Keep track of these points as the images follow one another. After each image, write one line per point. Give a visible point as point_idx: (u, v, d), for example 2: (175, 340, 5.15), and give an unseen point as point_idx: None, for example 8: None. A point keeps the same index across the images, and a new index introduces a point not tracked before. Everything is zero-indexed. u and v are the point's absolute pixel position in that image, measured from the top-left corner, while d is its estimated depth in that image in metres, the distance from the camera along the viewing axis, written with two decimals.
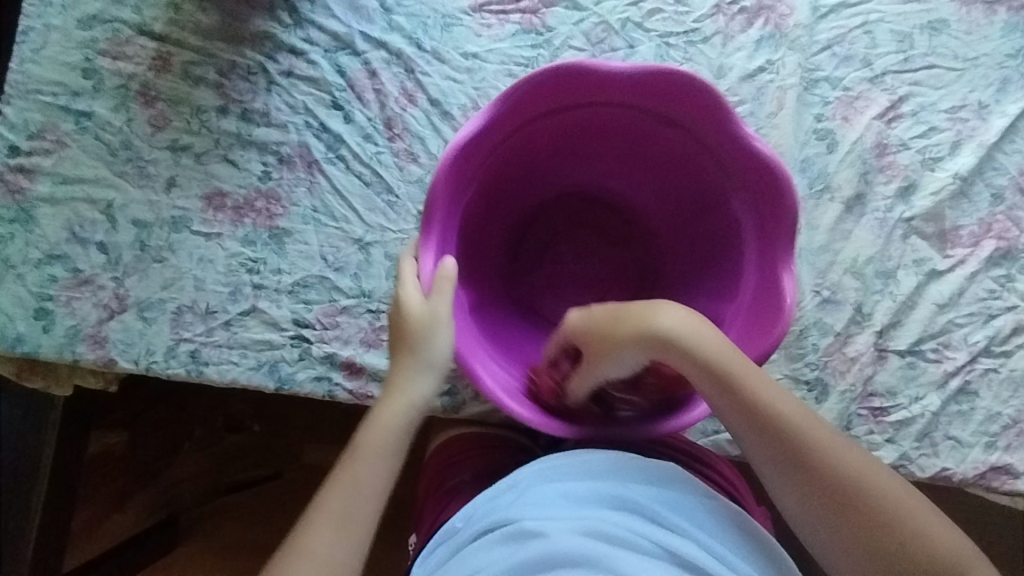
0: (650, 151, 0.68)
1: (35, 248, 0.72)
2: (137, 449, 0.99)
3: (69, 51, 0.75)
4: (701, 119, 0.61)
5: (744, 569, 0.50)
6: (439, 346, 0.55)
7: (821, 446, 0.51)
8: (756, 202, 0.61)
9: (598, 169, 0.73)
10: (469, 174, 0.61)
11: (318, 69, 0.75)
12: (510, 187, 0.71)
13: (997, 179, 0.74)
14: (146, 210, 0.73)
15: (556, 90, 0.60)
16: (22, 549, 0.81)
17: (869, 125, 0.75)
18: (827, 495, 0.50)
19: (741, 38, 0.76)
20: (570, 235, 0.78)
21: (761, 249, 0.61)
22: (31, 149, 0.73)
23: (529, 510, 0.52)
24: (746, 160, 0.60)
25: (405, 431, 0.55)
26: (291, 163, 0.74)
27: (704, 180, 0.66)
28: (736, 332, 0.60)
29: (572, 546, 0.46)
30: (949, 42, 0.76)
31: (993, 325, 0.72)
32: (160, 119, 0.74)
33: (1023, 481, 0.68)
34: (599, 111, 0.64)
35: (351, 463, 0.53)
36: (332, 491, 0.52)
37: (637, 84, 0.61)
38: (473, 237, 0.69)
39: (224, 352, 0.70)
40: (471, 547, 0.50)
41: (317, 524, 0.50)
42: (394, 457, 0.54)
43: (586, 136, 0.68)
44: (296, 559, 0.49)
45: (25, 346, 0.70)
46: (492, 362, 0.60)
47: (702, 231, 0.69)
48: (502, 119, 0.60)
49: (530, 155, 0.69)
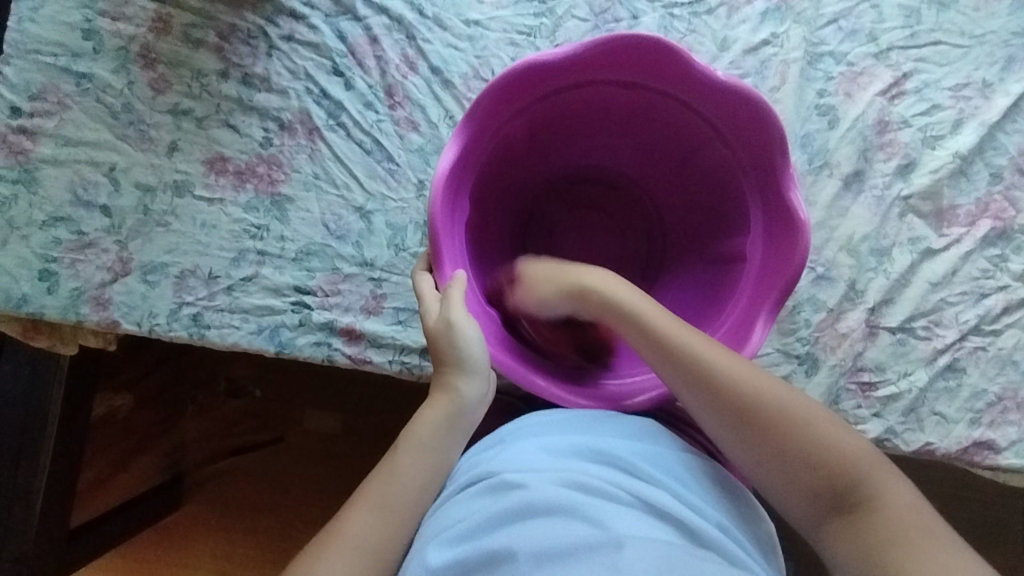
0: (649, 128, 0.69)
1: (38, 209, 0.72)
2: (137, 412, 1.01)
3: (69, 11, 0.74)
4: (703, 94, 0.61)
5: (718, 519, 0.51)
6: (466, 343, 0.57)
7: (814, 429, 0.50)
8: (759, 162, 0.61)
9: (589, 148, 0.74)
10: (478, 149, 0.61)
11: (318, 33, 0.75)
12: (511, 170, 0.72)
13: (996, 159, 0.74)
14: (149, 174, 0.73)
15: (540, 75, 0.61)
16: (32, 502, 0.84)
17: (871, 101, 0.74)
18: (760, 425, 0.51)
19: (746, 11, 0.75)
20: (574, 216, 0.79)
21: (768, 217, 0.61)
22: (32, 111, 0.73)
23: (510, 461, 0.53)
24: (737, 113, 0.60)
25: (448, 430, 0.56)
26: (292, 130, 0.74)
27: (701, 142, 0.66)
28: (744, 306, 0.61)
29: (551, 493, 0.48)
30: (956, 18, 0.76)
31: (984, 304, 0.73)
32: (161, 82, 0.74)
33: (1004, 456, 0.70)
34: (586, 91, 0.65)
35: (394, 456, 0.55)
36: (375, 482, 0.54)
37: (637, 62, 0.61)
38: (481, 220, 0.70)
39: (226, 317, 0.71)
40: (450, 502, 0.52)
41: (356, 513, 0.52)
42: (435, 457, 0.55)
43: (575, 117, 0.69)
44: (333, 541, 0.51)
45: (30, 306, 0.71)
46: (494, 330, 0.62)
47: (705, 205, 0.70)
48: (506, 99, 0.60)
49: (530, 135, 0.69)
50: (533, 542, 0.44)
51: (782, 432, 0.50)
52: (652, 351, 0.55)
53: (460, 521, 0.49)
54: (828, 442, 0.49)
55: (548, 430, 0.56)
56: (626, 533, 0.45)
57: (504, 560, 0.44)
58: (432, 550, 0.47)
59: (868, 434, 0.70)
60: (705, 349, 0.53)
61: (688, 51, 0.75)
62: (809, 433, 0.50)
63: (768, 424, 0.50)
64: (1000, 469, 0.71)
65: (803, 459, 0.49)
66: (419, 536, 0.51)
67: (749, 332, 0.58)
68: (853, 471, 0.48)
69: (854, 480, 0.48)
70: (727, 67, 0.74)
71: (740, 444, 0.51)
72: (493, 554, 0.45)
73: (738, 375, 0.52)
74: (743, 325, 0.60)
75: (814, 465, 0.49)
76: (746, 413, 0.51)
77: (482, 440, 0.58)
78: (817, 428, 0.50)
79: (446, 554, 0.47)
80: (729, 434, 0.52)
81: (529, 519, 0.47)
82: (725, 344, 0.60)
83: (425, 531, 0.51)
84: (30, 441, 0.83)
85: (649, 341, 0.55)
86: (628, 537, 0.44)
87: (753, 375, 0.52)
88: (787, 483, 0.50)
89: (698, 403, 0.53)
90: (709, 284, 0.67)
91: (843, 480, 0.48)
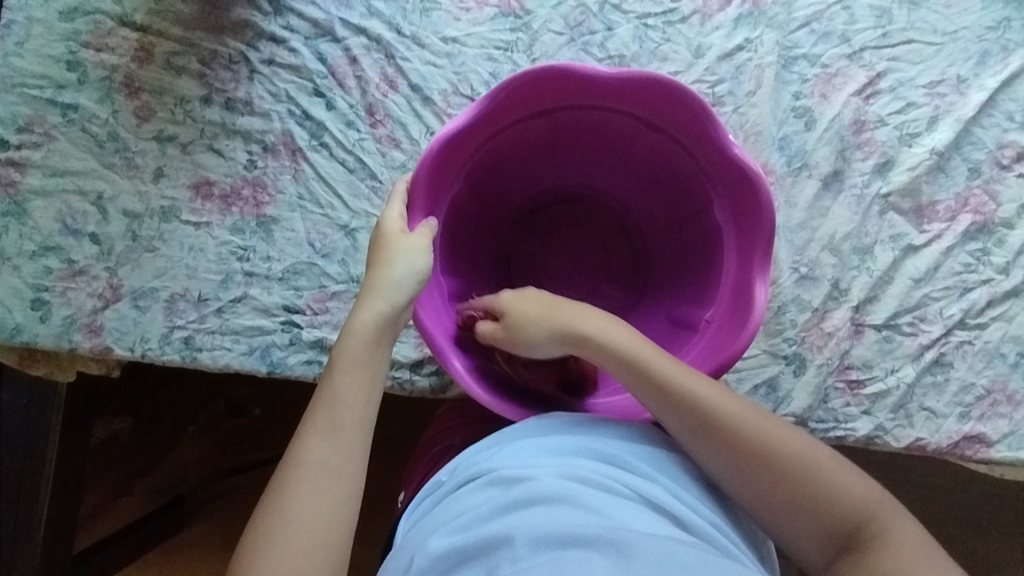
0: (618, 145, 0.69)
1: (29, 240, 0.73)
2: (140, 434, 1.02)
3: (52, 44, 0.76)
4: (666, 109, 0.62)
5: (708, 514, 0.51)
6: (415, 256, 0.57)
7: (819, 468, 0.51)
8: (720, 166, 0.62)
9: (551, 170, 0.75)
10: (449, 174, 0.63)
11: (299, 56, 0.76)
12: (487, 197, 0.73)
13: (974, 154, 0.75)
14: (136, 201, 0.74)
15: (492, 111, 0.62)
16: (35, 529, 0.84)
17: (847, 102, 0.75)
18: (756, 466, 0.51)
19: (719, 17, 0.76)
20: (557, 237, 0.79)
21: (740, 218, 0.62)
22: (20, 143, 0.74)
23: (509, 459, 0.53)
24: (683, 114, 0.61)
25: (378, 337, 0.55)
26: (276, 151, 0.75)
27: (662, 150, 0.67)
28: (729, 300, 0.62)
29: (552, 487, 0.48)
30: (928, 16, 0.76)
31: (968, 298, 0.73)
32: (145, 110, 0.75)
33: (995, 449, 0.70)
34: (539, 117, 0.66)
35: (332, 374, 0.54)
36: (319, 406, 0.53)
37: (599, 85, 0.62)
38: (462, 243, 0.71)
39: (217, 338, 0.72)
40: (452, 496, 0.53)
41: (308, 439, 0.51)
42: (373, 370, 0.55)
43: (532, 142, 0.69)
44: (294, 473, 0.50)
45: (23, 336, 0.71)
46: (469, 347, 0.64)
47: (683, 218, 0.71)
48: (473, 128, 0.62)
49: (502, 162, 0.70)
50: (533, 530, 0.45)
51: (786, 475, 0.51)
52: (657, 400, 0.55)
53: (463, 513, 0.49)
54: (829, 485, 0.50)
55: (547, 429, 0.56)
56: (626, 525, 0.45)
57: (504, 546, 0.44)
58: (434, 538, 0.47)
59: (858, 432, 0.71)
60: (707, 395, 0.54)
61: (664, 59, 0.76)
62: (814, 476, 0.51)
63: (767, 463, 0.51)
64: (991, 462, 0.71)
65: (811, 498, 0.50)
66: (419, 529, 0.51)
67: (733, 337, 0.59)
68: (859, 512, 0.50)
69: (856, 520, 0.49)
70: (702, 73, 0.75)
71: (745, 485, 0.52)
72: (494, 541, 0.45)
73: (735, 418, 0.53)
74: (732, 320, 0.61)
75: (822, 508, 0.50)
76: (754, 456, 0.52)
77: (478, 441, 0.58)
78: (814, 468, 0.51)
79: (447, 541, 0.47)
80: (734, 475, 0.52)
81: (532, 508, 0.47)
82: (712, 348, 0.61)
83: (426, 524, 0.51)
84: (33, 465, 0.83)
85: (646, 387, 0.55)
86: (625, 527, 0.45)
87: (752, 418, 0.53)
88: (796, 523, 0.51)
89: (701, 447, 0.53)
90: (696, 287, 0.68)
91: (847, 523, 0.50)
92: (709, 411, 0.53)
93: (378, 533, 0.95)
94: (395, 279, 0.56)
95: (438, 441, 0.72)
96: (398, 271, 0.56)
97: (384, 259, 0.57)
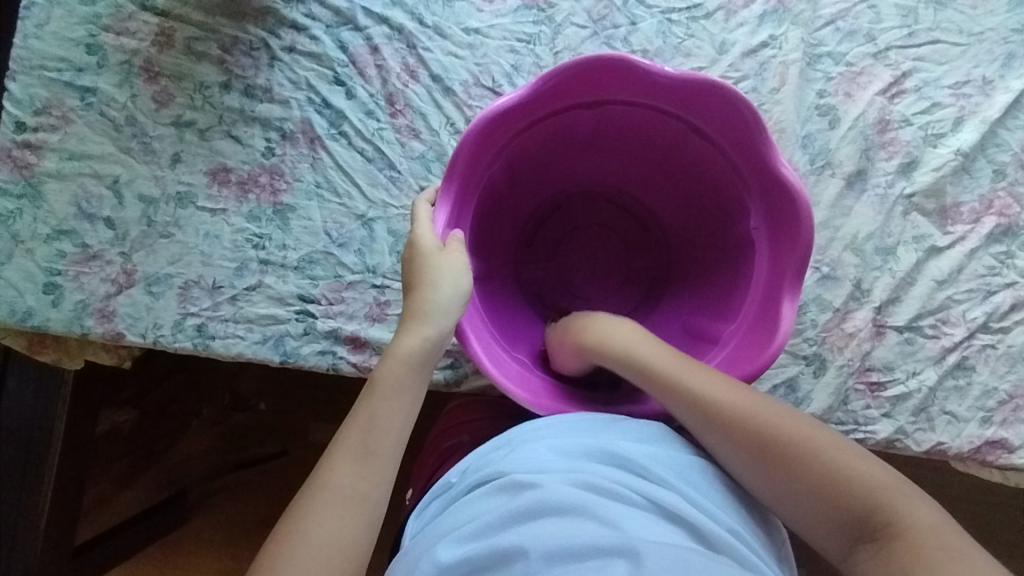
0: (614, 137, 0.69)
1: (43, 223, 0.72)
2: (146, 426, 0.99)
3: (72, 27, 0.75)
4: (661, 91, 0.61)
5: (732, 523, 0.49)
6: (456, 283, 0.56)
7: (822, 456, 0.49)
8: (739, 147, 0.61)
9: (572, 166, 0.74)
10: (469, 197, 0.62)
11: (320, 44, 0.75)
12: (500, 217, 0.72)
13: (999, 156, 0.74)
14: (152, 185, 0.73)
15: (495, 129, 0.60)
16: (37, 519, 0.83)
17: (872, 100, 0.74)
18: (765, 455, 0.50)
19: (744, 13, 0.75)
20: (571, 240, 0.78)
21: (760, 184, 0.61)
22: (37, 126, 0.74)
23: (520, 462, 0.52)
24: (684, 94, 0.61)
25: (420, 366, 0.55)
26: (294, 139, 0.74)
27: (664, 134, 0.66)
28: (768, 266, 0.61)
29: (564, 494, 0.47)
30: (954, 16, 0.76)
31: (992, 301, 0.72)
32: (164, 95, 0.75)
33: (1017, 455, 0.69)
34: (575, 111, 0.64)
35: (369, 400, 0.53)
36: (352, 428, 0.51)
37: (593, 81, 0.61)
38: (487, 261, 0.70)
39: (230, 327, 0.71)
40: (461, 501, 0.51)
41: (338, 459, 0.50)
42: (409, 396, 0.53)
43: (565, 136, 0.68)
44: (318, 495, 0.48)
45: (35, 320, 0.71)
46: (500, 350, 0.62)
47: (696, 194, 0.70)
48: (479, 154, 0.60)
49: (508, 178, 0.69)
50: (546, 542, 0.44)
51: (796, 465, 0.49)
52: (663, 395, 0.56)
53: (472, 519, 0.48)
54: (842, 473, 0.48)
55: (561, 433, 0.55)
56: (642, 536, 0.44)
57: (517, 559, 0.43)
58: (443, 547, 0.46)
59: (878, 435, 0.69)
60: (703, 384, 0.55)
61: (687, 55, 0.75)
62: (819, 461, 0.49)
63: (779, 453, 0.50)
64: (1013, 468, 0.70)
65: (816, 485, 0.48)
66: (428, 535, 0.50)
67: (765, 341, 0.58)
68: (870, 499, 0.46)
69: (868, 507, 0.46)
70: (726, 70, 0.75)
71: (757, 476, 0.51)
72: (507, 552, 0.44)
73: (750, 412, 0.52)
74: (775, 274, 0.60)
75: (831, 497, 0.48)
76: (761, 444, 0.51)
77: (491, 441, 0.57)
78: (823, 456, 0.49)
79: (456, 550, 0.46)
80: (746, 467, 0.51)
81: (542, 519, 0.46)
82: (757, 318, 0.61)
83: (436, 528, 0.50)
84: (37, 459, 0.82)
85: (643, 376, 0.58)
86: (642, 540, 0.43)
87: (755, 408, 0.52)
88: (811, 515, 0.48)
89: (713, 437, 0.53)
90: (729, 263, 0.67)
91: (859, 510, 0.47)
92: (719, 404, 0.53)
93: (385, 532, 0.94)
94: (436, 303, 0.56)
95: (446, 438, 0.71)
96: (441, 294, 0.56)
97: (424, 287, 0.56)
